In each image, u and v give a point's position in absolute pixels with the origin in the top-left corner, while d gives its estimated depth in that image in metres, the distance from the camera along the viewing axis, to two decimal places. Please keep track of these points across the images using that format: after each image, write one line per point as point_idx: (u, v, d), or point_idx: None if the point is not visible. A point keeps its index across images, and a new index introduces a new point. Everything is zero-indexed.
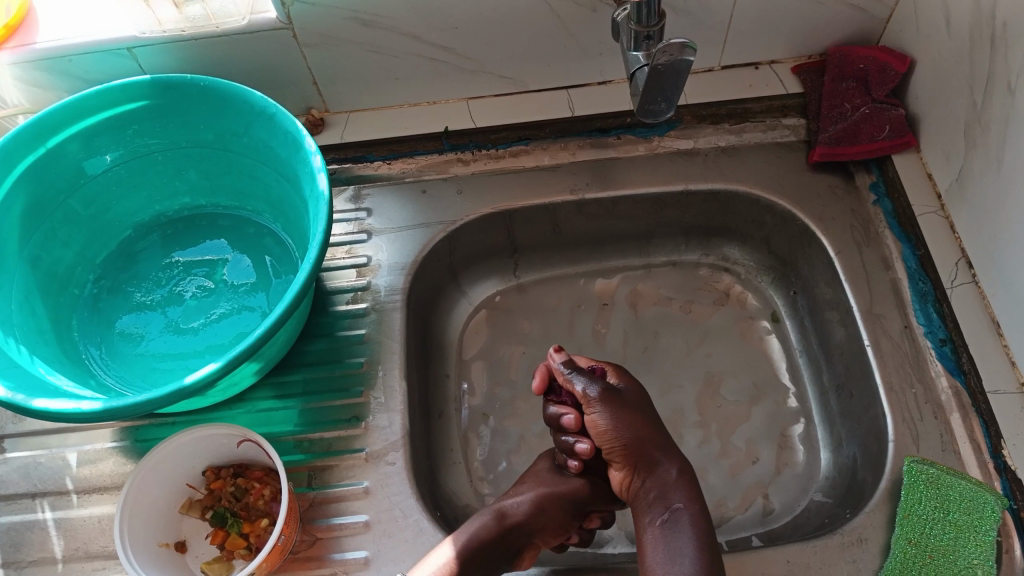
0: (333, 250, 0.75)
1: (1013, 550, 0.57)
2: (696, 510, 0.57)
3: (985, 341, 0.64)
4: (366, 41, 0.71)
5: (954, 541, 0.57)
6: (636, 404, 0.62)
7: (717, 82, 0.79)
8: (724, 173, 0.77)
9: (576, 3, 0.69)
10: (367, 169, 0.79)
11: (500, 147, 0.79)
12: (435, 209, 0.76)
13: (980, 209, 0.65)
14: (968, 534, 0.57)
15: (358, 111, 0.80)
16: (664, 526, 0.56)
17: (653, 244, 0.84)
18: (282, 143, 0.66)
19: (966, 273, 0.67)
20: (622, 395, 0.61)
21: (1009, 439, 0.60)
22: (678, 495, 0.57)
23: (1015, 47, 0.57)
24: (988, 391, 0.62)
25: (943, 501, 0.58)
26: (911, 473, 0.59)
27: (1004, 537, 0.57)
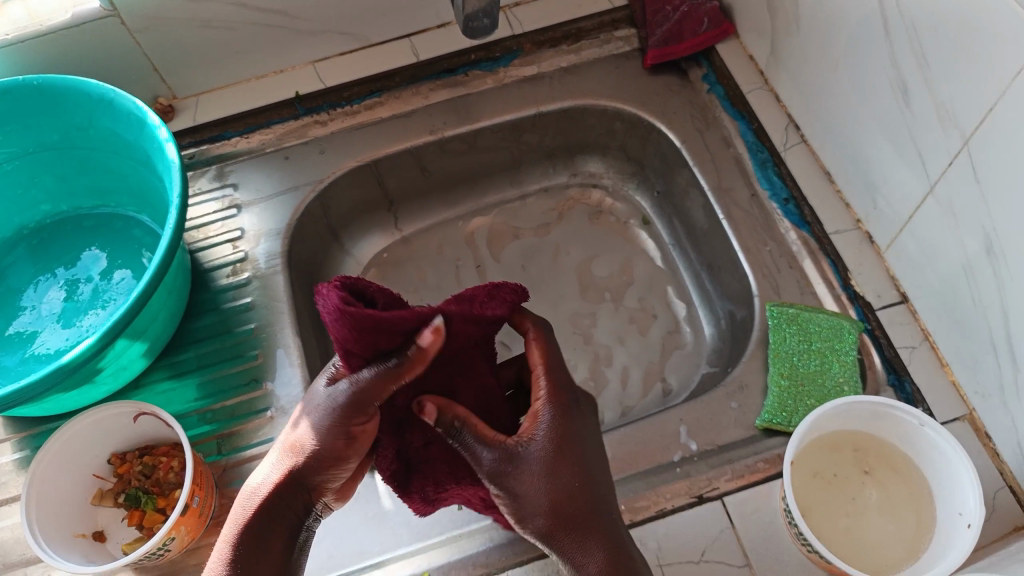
0: (205, 230, 0.75)
1: (875, 364, 0.63)
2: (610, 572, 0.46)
3: (821, 190, 0.70)
4: (196, 17, 0.71)
5: (821, 367, 0.62)
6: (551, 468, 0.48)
7: (549, 6, 0.83)
8: (571, 89, 0.81)
9: None
10: (227, 146, 0.79)
11: (355, 103, 0.81)
12: (301, 172, 0.78)
13: (796, 74, 0.70)
14: (831, 358, 0.62)
15: (206, 92, 0.81)
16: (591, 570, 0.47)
17: (522, 172, 0.88)
18: (127, 126, 0.66)
19: (795, 135, 0.73)
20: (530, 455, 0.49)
21: (856, 270, 0.66)
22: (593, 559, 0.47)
23: None
24: (830, 232, 0.68)
25: (806, 334, 0.63)
26: (773, 315, 0.65)
27: (864, 355, 0.63)
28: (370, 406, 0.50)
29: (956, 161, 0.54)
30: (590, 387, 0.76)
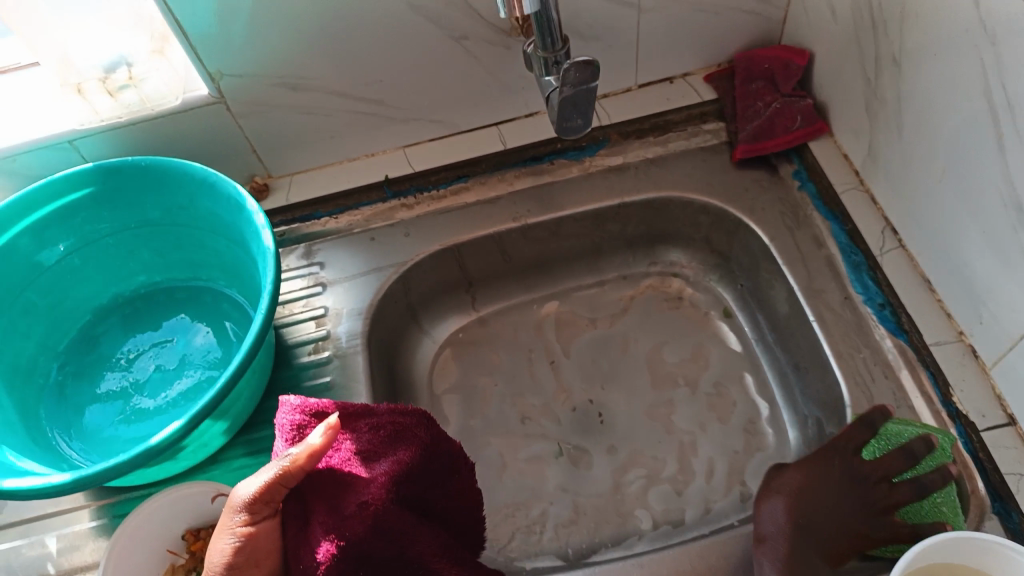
0: (291, 306, 0.77)
1: (980, 491, 0.58)
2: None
3: (920, 298, 0.67)
4: (299, 104, 0.75)
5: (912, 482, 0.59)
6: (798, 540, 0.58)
7: (638, 100, 0.84)
8: (657, 182, 0.81)
9: (489, 42, 0.74)
10: (316, 226, 0.82)
11: (441, 187, 0.83)
12: (386, 253, 0.79)
13: (894, 176, 0.68)
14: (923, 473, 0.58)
15: (299, 173, 0.83)
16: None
17: (602, 259, 0.87)
18: (226, 208, 0.69)
19: (892, 239, 0.70)
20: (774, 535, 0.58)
21: (957, 385, 0.62)
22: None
23: (892, 24, 0.62)
24: (929, 344, 0.64)
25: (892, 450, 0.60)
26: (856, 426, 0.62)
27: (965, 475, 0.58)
28: (273, 504, 0.49)
29: None
30: (677, 483, 0.74)
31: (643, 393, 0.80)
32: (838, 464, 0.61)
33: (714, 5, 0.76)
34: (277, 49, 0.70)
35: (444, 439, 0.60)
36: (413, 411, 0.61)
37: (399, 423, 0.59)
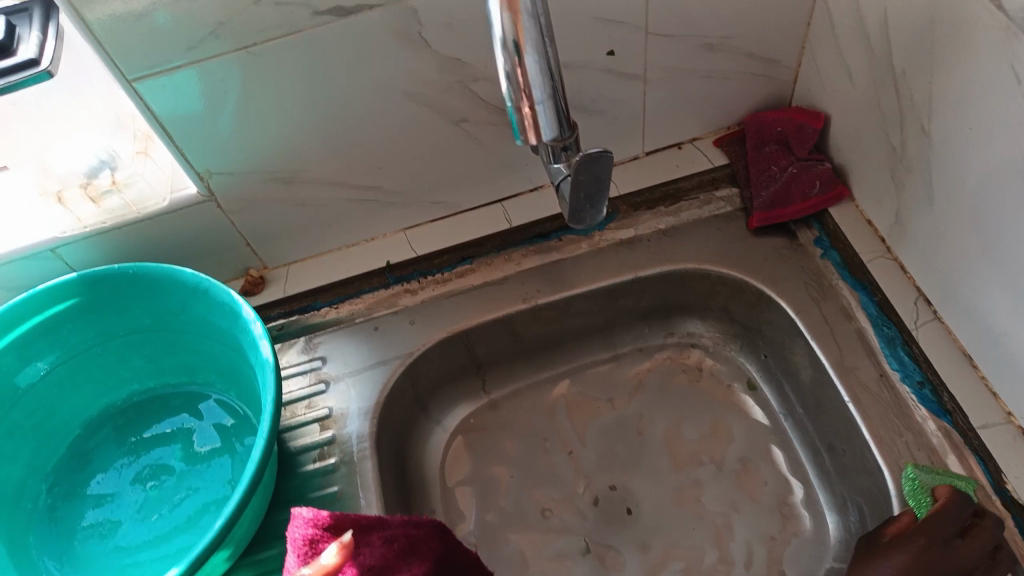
0: (294, 407, 0.72)
1: None
2: None
3: (963, 377, 0.62)
4: (293, 196, 0.72)
5: None
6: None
7: (646, 169, 0.81)
8: (671, 254, 0.77)
9: (491, 123, 0.71)
10: (316, 317, 0.77)
11: (445, 270, 0.79)
12: (391, 345, 0.75)
13: (925, 247, 0.65)
14: None
15: (296, 262, 0.80)
16: None
17: (617, 333, 0.84)
18: (220, 315, 0.65)
19: (926, 311, 0.67)
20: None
21: (1010, 472, 0.57)
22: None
23: (917, 94, 0.59)
24: (977, 426, 0.60)
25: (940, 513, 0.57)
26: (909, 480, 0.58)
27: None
28: None
29: None
30: None
31: (668, 478, 0.75)
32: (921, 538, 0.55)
33: (722, 70, 0.73)
34: (269, 143, 0.66)
35: (453, 550, 0.60)
36: (426, 521, 0.59)
37: (413, 535, 0.57)
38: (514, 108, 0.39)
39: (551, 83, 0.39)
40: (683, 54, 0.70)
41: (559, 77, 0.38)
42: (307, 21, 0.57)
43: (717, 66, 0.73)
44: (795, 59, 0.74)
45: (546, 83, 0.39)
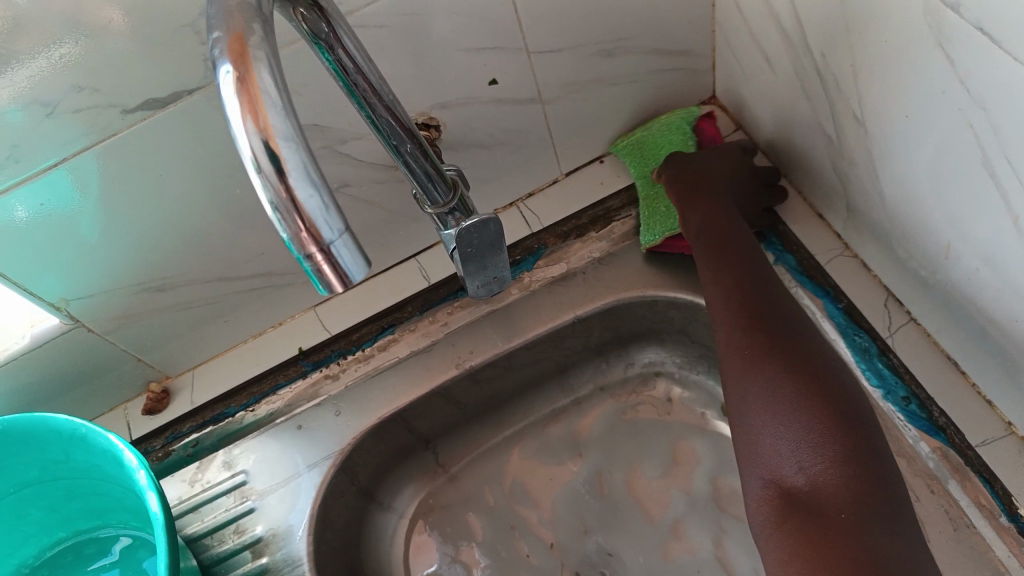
0: (220, 535, 0.64)
1: None
2: (805, 468, 0.50)
3: (950, 385, 0.56)
4: (173, 303, 0.63)
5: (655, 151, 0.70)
6: (797, 420, 0.52)
7: (569, 192, 0.72)
8: (610, 285, 0.69)
9: (378, 181, 0.62)
10: (233, 424, 0.70)
11: (366, 346, 0.71)
12: (316, 442, 0.67)
13: (884, 241, 0.57)
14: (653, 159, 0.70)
15: (201, 364, 0.72)
16: (790, 450, 0.51)
17: (571, 374, 0.76)
18: (106, 460, 0.58)
19: (899, 312, 0.60)
20: (766, 388, 0.54)
21: (1021, 495, 0.51)
22: (805, 467, 0.50)
23: (844, 78, 0.51)
24: (975, 444, 0.54)
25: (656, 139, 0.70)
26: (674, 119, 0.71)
27: None
28: None
29: None
30: None
31: (651, 529, 0.69)
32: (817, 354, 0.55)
33: (627, 74, 0.65)
34: (126, 255, 0.58)
35: None
36: None
37: None
38: (299, 255, 0.28)
39: (340, 215, 0.28)
40: (579, 65, 0.61)
41: (342, 199, 0.28)
42: (117, 122, 0.49)
43: (623, 71, 0.64)
44: (708, 47, 0.66)
45: (335, 217, 0.28)
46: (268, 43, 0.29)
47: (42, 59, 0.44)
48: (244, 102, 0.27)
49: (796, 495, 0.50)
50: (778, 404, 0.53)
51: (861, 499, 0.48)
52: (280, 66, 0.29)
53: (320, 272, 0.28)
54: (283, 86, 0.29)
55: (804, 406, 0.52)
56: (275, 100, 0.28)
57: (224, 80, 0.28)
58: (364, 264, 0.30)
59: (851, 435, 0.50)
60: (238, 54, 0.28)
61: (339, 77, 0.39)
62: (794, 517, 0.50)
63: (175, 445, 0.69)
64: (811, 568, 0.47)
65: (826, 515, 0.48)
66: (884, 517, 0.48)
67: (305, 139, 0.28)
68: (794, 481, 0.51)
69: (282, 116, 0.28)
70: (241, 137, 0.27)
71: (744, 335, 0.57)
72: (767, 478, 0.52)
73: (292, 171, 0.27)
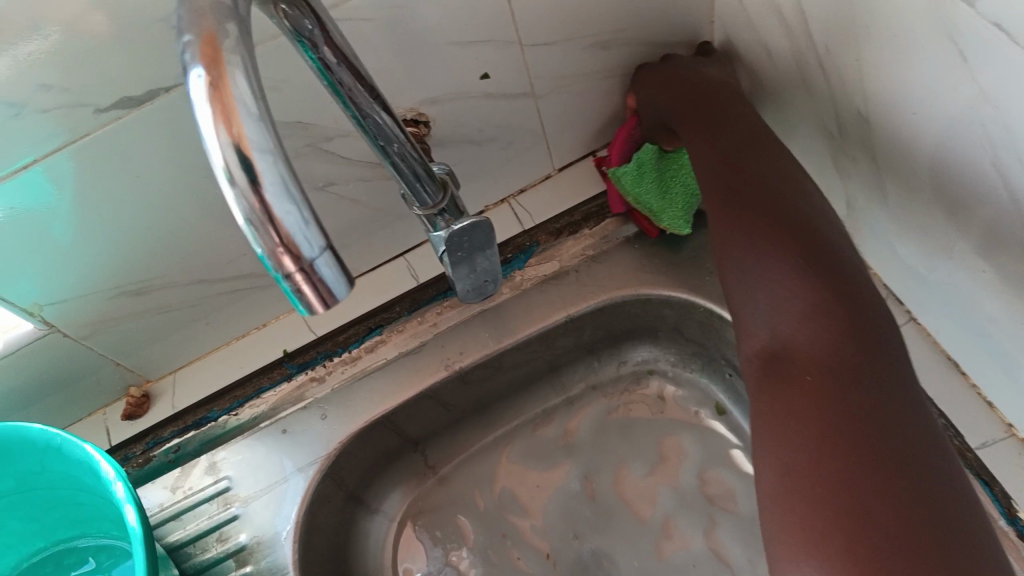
0: (204, 544, 0.62)
1: None
2: (785, 327, 0.48)
3: (951, 386, 0.56)
4: (151, 305, 0.61)
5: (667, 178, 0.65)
6: (775, 269, 0.49)
7: (561, 188, 0.71)
8: (603, 283, 0.67)
9: (364, 178, 0.60)
10: (215, 429, 0.68)
11: (353, 347, 0.69)
12: (302, 447, 0.65)
13: (885, 240, 0.56)
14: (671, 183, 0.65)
15: (182, 368, 0.70)
16: (770, 310, 0.50)
17: (563, 373, 0.74)
18: (84, 471, 0.55)
19: (899, 312, 0.59)
20: (747, 247, 0.51)
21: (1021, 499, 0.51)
22: (787, 330, 0.48)
23: (847, 75, 0.49)
24: (974, 446, 0.53)
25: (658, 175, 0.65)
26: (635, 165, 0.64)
27: None
28: None
29: None
30: None
31: (645, 531, 0.68)
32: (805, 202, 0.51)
33: (622, 66, 0.63)
34: (102, 258, 0.55)
35: None
36: None
37: None
38: (277, 271, 0.26)
39: (321, 231, 0.26)
40: (572, 58, 0.59)
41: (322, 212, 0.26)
42: (89, 122, 0.46)
43: (616, 63, 0.62)
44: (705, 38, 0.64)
45: (316, 232, 0.26)
46: (244, 46, 0.27)
47: (8, 56, 0.41)
48: (216, 109, 0.25)
49: (776, 359, 0.49)
50: (760, 267, 0.50)
51: (845, 357, 0.46)
52: (258, 72, 0.27)
53: (299, 292, 0.26)
54: (261, 93, 0.27)
55: (782, 265, 0.49)
56: (251, 109, 0.26)
57: (195, 84, 0.26)
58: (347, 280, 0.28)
59: (826, 285, 0.48)
60: (211, 58, 0.26)
61: (322, 74, 0.37)
62: (770, 382, 0.48)
63: (155, 450, 0.67)
64: (787, 433, 0.46)
65: (801, 380, 0.47)
66: (865, 377, 0.46)
67: (283, 151, 0.26)
68: (773, 347, 0.49)
69: (258, 124, 0.26)
70: (212, 147, 0.25)
71: (728, 196, 0.53)
72: (749, 348, 0.51)
73: (267, 182, 0.25)
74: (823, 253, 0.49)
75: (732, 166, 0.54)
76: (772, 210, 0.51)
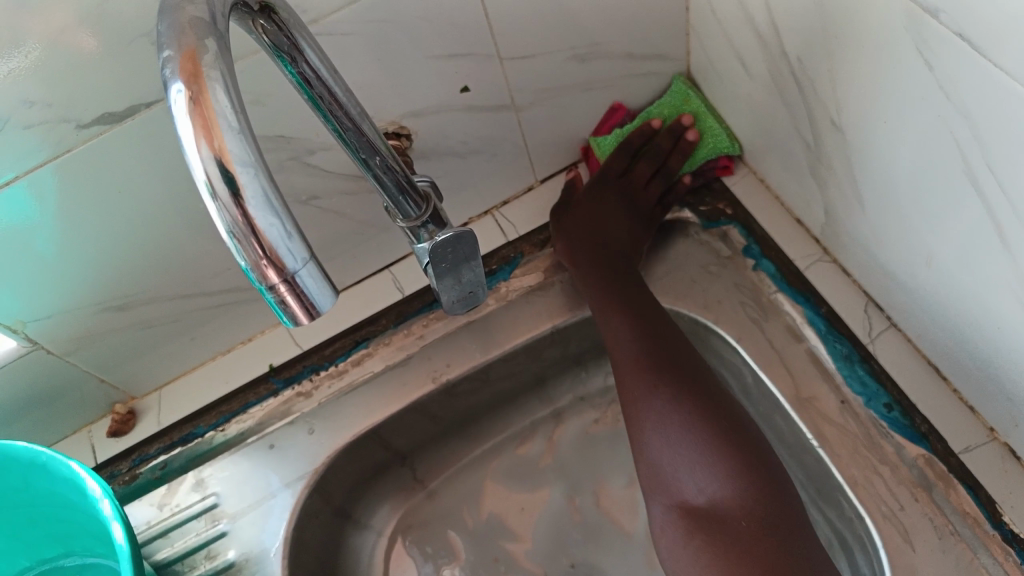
0: (191, 560, 0.62)
1: None
2: (707, 481, 0.55)
3: (931, 390, 0.56)
4: (136, 321, 0.61)
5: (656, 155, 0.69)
6: (692, 432, 0.56)
7: (544, 199, 0.71)
8: (588, 293, 0.67)
9: (347, 192, 0.60)
10: (202, 445, 0.67)
11: (339, 361, 0.69)
12: (289, 463, 0.65)
13: (863, 248, 0.57)
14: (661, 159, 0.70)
15: (167, 384, 0.70)
16: (687, 467, 0.56)
17: (551, 385, 0.75)
18: (69, 488, 0.55)
19: (880, 318, 0.59)
20: (664, 415, 0.58)
21: (1005, 503, 0.52)
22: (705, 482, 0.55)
23: (822, 83, 0.50)
24: (958, 451, 0.54)
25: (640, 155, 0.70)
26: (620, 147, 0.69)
27: None
28: None
29: None
30: None
31: None
32: (704, 372, 0.60)
33: (602, 79, 0.63)
34: (85, 274, 0.55)
35: None
36: None
37: None
38: (261, 283, 0.27)
39: (305, 243, 0.27)
40: (552, 71, 0.60)
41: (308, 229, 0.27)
42: (71, 137, 0.46)
43: (596, 77, 0.63)
44: (684, 50, 0.65)
45: (300, 244, 0.27)
46: (224, 62, 0.27)
47: None
48: (197, 125, 0.26)
49: (704, 517, 0.55)
50: (675, 429, 0.57)
51: (753, 509, 0.54)
52: (237, 84, 0.27)
53: (284, 303, 0.28)
54: (241, 106, 0.27)
55: (693, 423, 0.57)
56: (230, 122, 0.26)
57: (175, 100, 0.26)
58: (329, 286, 0.29)
59: (734, 442, 0.56)
60: (191, 73, 0.26)
61: (301, 89, 0.37)
62: (697, 534, 0.54)
63: (141, 467, 0.67)
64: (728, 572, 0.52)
65: (730, 529, 0.53)
66: (781, 522, 0.53)
67: (264, 163, 0.27)
68: (695, 503, 0.55)
69: (240, 139, 0.26)
70: (194, 163, 0.26)
71: (643, 364, 0.60)
72: (668, 503, 0.57)
73: (254, 201, 0.26)
74: (729, 417, 0.57)
75: (648, 334, 0.61)
76: (682, 376, 0.59)
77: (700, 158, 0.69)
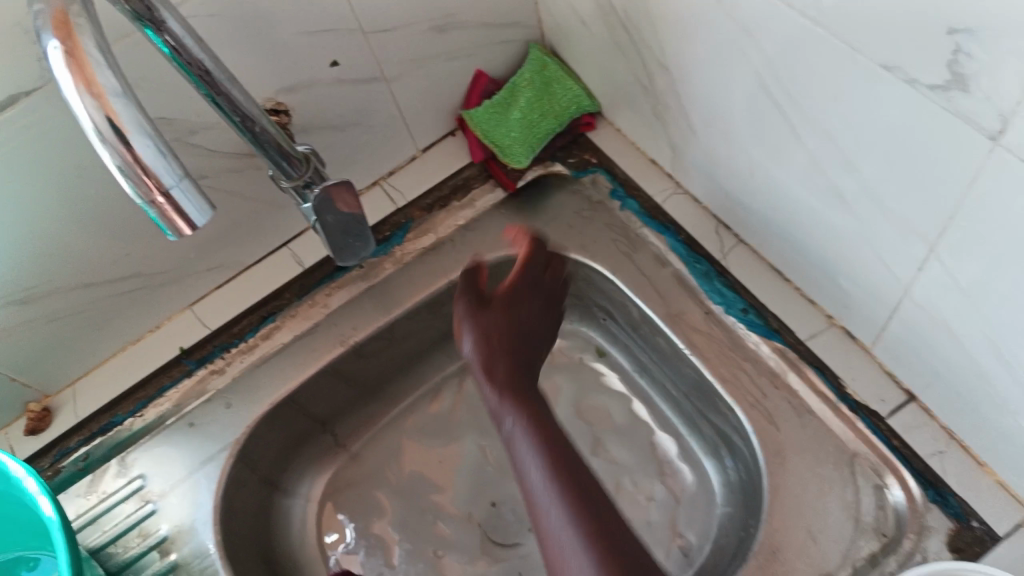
0: (124, 542, 0.64)
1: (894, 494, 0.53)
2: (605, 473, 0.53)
3: (776, 291, 0.63)
4: (41, 315, 0.63)
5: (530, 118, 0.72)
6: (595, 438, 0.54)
7: (427, 167, 0.77)
8: (477, 248, 0.73)
9: (235, 170, 0.64)
10: (121, 433, 0.70)
11: (248, 337, 0.72)
12: (210, 437, 0.68)
13: (705, 173, 0.64)
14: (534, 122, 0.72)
15: (80, 379, 0.72)
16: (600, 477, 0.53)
17: (455, 342, 0.80)
18: None
19: (729, 236, 0.66)
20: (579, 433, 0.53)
21: (848, 377, 0.57)
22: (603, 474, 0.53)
23: (643, 27, 0.57)
24: (804, 339, 0.60)
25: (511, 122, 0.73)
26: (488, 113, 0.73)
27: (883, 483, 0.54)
28: None
29: (927, 270, 0.45)
30: None
31: None
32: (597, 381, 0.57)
33: (463, 48, 0.69)
34: None
35: None
36: None
37: None
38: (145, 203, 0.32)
39: (179, 165, 0.32)
40: (414, 42, 0.65)
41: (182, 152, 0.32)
42: None
43: (457, 45, 0.69)
44: (534, 17, 0.71)
45: (175, 167, 0.32)
46: (92, 20, 0.32)
47: None
48: (74, 70, 0.31)
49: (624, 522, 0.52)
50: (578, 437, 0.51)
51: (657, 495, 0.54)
52: (105, 39, 0.33)
53: (167, 219, 0.33)
54: (111, 57, 0.32)
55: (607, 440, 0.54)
56: (103, 68, 0.31)
57: (52, 52, 0.31)
58: (206, 205, 0.34)
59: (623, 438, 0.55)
60: (63, 29, 0.31)
61: (172, 59, 0.41)
62: None
63: (63, 462, 0.69)
64: None
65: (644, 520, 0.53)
66: None
67: (136, 100, 0.32)
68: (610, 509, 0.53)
69: (112, 80, 0.31)
70: (76, 105, 0.30)
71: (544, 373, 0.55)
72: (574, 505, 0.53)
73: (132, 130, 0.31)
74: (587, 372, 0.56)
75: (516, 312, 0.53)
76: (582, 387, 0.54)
77: (566, 117, 0.73)
